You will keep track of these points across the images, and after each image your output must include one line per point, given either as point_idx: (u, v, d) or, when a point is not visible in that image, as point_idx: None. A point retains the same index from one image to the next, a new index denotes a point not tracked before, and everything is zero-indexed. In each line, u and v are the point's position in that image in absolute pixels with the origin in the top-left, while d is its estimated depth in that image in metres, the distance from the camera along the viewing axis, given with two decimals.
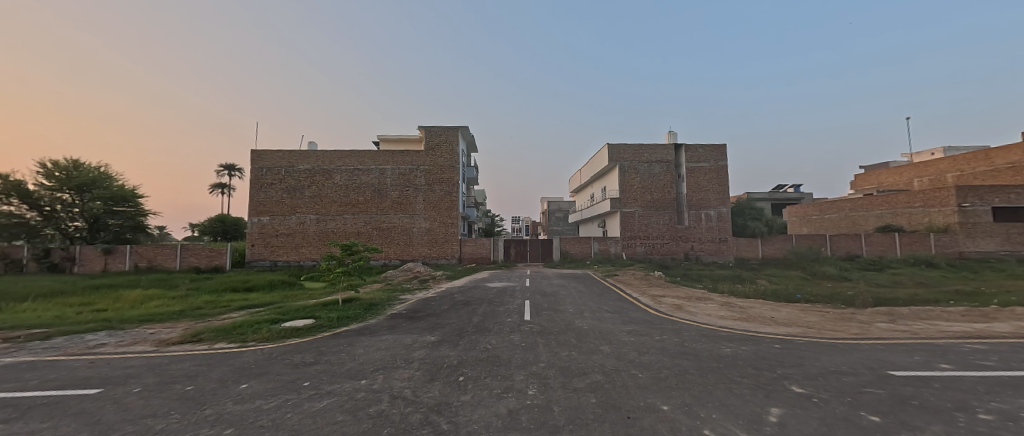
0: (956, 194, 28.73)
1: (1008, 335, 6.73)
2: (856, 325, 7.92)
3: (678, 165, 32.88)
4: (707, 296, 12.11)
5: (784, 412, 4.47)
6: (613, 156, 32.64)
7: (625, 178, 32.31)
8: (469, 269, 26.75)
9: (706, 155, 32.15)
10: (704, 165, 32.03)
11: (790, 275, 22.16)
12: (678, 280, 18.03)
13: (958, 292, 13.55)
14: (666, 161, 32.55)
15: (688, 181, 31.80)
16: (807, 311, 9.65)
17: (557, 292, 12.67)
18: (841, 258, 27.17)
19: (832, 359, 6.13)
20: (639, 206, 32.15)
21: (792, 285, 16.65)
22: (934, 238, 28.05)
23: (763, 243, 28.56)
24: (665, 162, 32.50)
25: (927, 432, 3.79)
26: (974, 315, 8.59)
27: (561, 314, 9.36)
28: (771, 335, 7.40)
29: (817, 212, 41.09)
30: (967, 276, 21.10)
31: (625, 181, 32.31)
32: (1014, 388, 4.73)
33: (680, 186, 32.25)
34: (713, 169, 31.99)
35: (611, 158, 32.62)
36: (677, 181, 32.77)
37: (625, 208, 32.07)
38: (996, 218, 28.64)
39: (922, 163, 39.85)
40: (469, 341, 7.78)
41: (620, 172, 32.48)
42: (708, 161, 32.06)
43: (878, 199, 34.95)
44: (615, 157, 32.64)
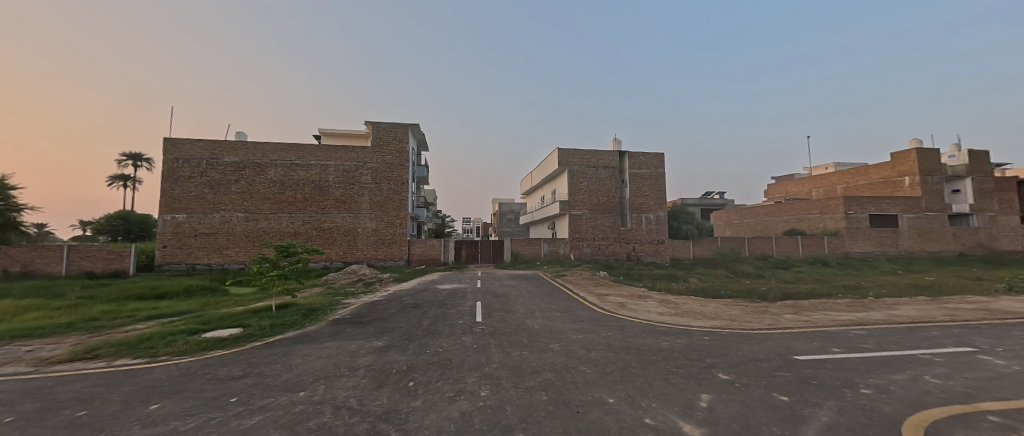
0: (843, 204, 34.13)
1: (880, 322, 8.14)
2: (769, 317, 9.06)
3: (621, 171, 34.99)
4: (646, 294, 13.02)
5: (713, 398, 4.98)
6: (563, 160, 33.82)
7: (574, 181, 33.66)
8: (418, 270, 25.95)
9: (647, 163, 34.58)
10: (645, 172, 34.38)
11: (715, 273, 24.66)
12: (621, 280, 19.19)
13: (843, 287, 16.11)
14: (611, 166, 34.42)
15: (631, 186, 33.91)
16: (730, 305, 10.82)
17: (509, 293, 12.77)
18: (756, 257, 30.80)
19: (751, 347, 6.94)
20: (587, 209, 33.52)
21: (716, 283, 18.57)
22: (826, 240, 33.05)
23: (695, 244, 31.45)
24: (610, 168, 34.32)
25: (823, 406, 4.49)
26: (856, 305, 10.26)
27: (513, 314, 9.44)
28: (702, 328, 8.18)
29: (737, 216, 46.21)
30: (850, 273, 25.09)
31: (574, 185, 33.65)
32: (884, 366, 5.74)
33: (623, 191, 34.33)
34: (653, 176, 34.45)
35: (562, 162, 33.74)
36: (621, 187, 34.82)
37: (574, 210, 33.29)
38: (870, 225, 34.59)
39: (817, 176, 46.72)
40: (420, 345, 7.54)
41: (569, 176, 33.73)
42: (649, 168, 34.50)
43: (785, 206, 40.23)
44: (565, 161, 33.83)
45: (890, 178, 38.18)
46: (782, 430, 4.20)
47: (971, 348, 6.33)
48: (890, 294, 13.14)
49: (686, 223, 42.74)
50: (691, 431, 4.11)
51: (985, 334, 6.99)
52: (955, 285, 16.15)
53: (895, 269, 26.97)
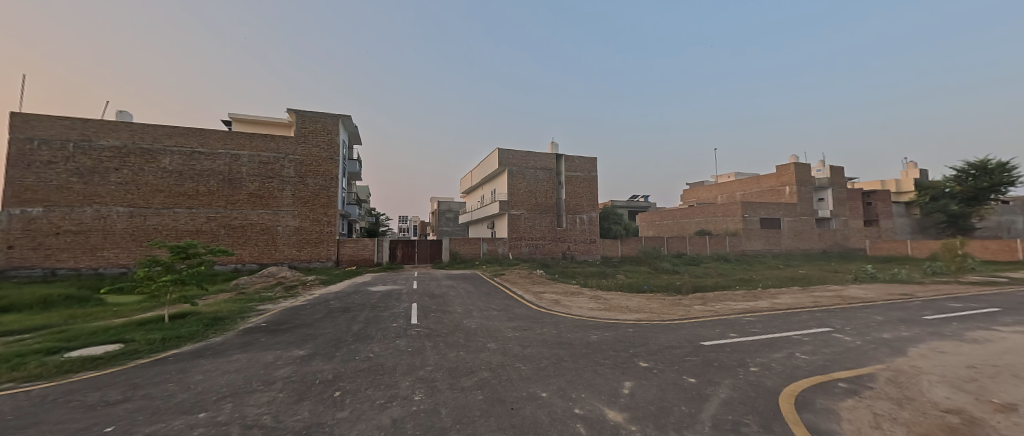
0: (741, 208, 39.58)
1: (766, 309, 9.61)
2: (682, 308, 10.16)
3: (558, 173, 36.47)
4: (578, 291, 13.73)
5: (635, 384, 5.44)
6: (503, 160, 34.21)
7: (514, 182, 34.24)
8: (348, 272, 24.30)
9: (581, 166, 36.46)
10: (579, 175, 36.26)
11: (639, 270, 26.93)
12: (555, 277, 19.98)
13: (738, 280, 18.73)
14: (548, 168, 35.63)
15: (567, 188, 35.49)
16: (651, 299, 11.91)
17: (446, 293, 12.53)
18: (673, 255, 34.31)
19: (667, 336, 7.72)
20: (525, 209, 34.26)
21: (639, 278, 20.31)
22: (728, 239, 38.07)
23: (622, 243, 33.99)
24: (548, 169, 35.50)
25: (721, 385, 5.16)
26: (748, 296, 11.98)
27: (450, 315, 9.28)
28: (626, 321, 8.87)
29: (658, 218, 51.03)
30: (744, 268, 29.23)
31: (514, 185, 34.24)
32: (768, 346, 6.79)
33: (559, 193, 35.80)
34: (586, 179, 36.45)
35: (501, 162, 34.08)
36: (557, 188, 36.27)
37: (513, 210, 33.82)
38: (761, 227, 40.70)
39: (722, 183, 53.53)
40: (348, 351, 7.04)
41: (509, 176, 34.22)
42: (583, 172, 36.42)
43: (696, 210, 45.36)
44: (504, 161, 34.25)
45: (776, 187, 45.27)
46: (690, 408, 4.73)
47: (828, 328, 7.79)
48: (773, 285, 15.61)
49: (615, 224, 46.00)
50: (615, 417, 4.42)
51: (837, 316, 8.67)
52: (817, 277, 19.70)
53: (778, 264, 32.08)
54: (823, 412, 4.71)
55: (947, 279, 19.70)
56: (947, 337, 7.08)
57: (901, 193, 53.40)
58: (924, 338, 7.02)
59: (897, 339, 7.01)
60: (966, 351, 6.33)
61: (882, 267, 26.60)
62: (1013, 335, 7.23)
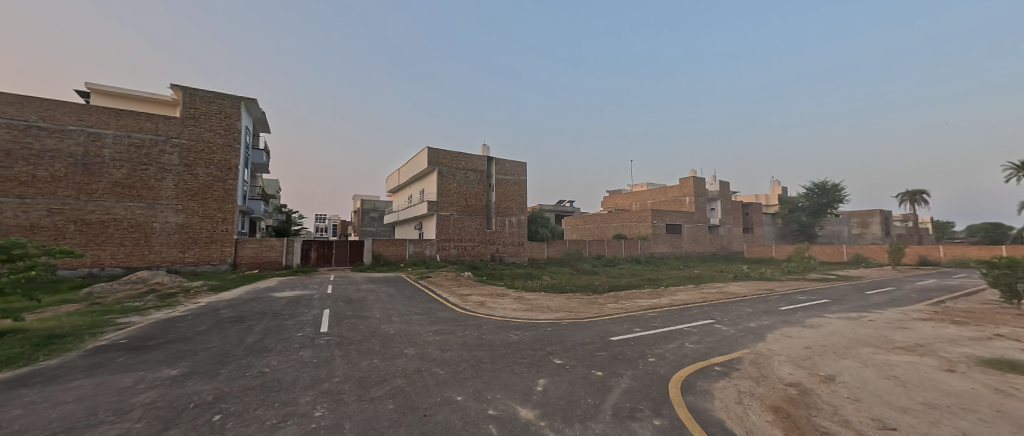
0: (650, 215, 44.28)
1: (666, 305, 10.81)
2: (597, 307, 10.93)
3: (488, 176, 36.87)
4: (502, 292, 13.94)
5: (548, 381, 5.65)
6: (432, 160, 33.33)
7: (443, 182, 33.57)
8: (248, 276, 21.52)
9: (511, 170, 37.16)
10: (509, 178, 36.90)
11: (563, 271, 28.44)
12: (482, 279, 20.12)
13: (645, 279, 20.83)
14: (479, 170, 35.59)
15: (497, 191, 35.93)
16: (570, 298, 12.61)
17: (365, 298, 11.75)
18: (593, 257, 36.79)
19: (581, 333, 8.22)
20: (454, 210, 33.68)
21: (561, 279, 21.38)
22: (640, 243, 42.11)
23: (547, 245, 35.93)
24: (478, 171, 35.45)
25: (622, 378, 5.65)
26: (652, 293, 13.38)
27: (366, 321, 8.71)
28: (546, 320, 9.26)
29: (582, 222, 54.65)
30: (650, 269, 32.62)
31: (443, 186, 33.56)
32: (665, 338, 7.64)
33: (490, 195, 36.07)
34: (516, 182, 37.21)
35: (431, 162, 33.18)
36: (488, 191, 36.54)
37: (442, 211, 33.08)
38: (666, 232, 45.99)
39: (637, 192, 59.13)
40: (239, 367, 6.16)
41: (438, 176, 33.49)
42: (512, 175, 37.14)
43: (614, 215, 49.42)
44: (434, 161, 33.41)
45: (679, 197, 51.47)
46: (595, 399, 5.06)
47: (711, 320, 9.05)
48: (673, 284, 17.66)
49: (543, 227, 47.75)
50: (526, 414, 4.53)
51: (719, 309, 10.13)
52: (706, 276, 22.80)
53: (678, 265, 36.47)
54: (701, 393, 5.42)
55: (796, 276, 24.32)
56: (794, 324, 8.72)
57: (771, 206, 64.64)
58: (779, 325, 8.54)
59: (760, 327, 8.42)
60: (805, 334, 7.86)
61: (753, 268, 31.87)
62: (835, 320, 9.20)
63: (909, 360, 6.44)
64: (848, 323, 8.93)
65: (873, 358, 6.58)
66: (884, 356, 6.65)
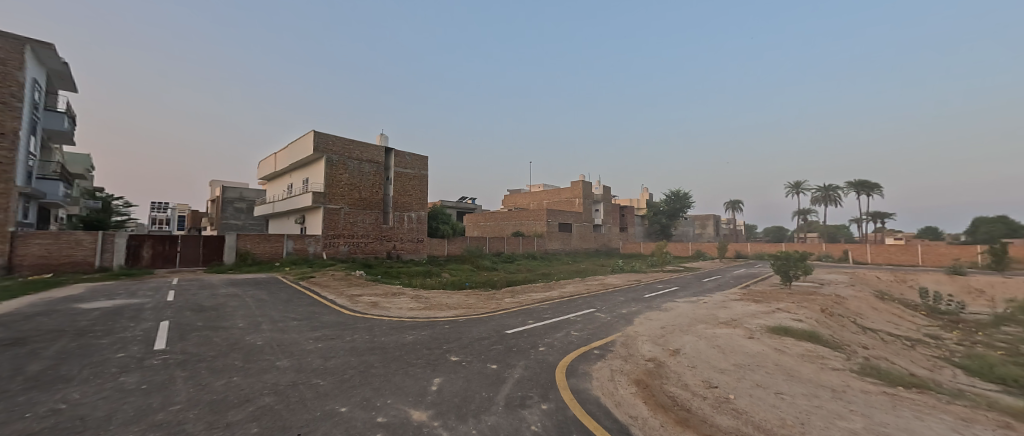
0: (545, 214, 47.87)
1: (555, 298, 11.85)
2: (494, 302, 11.31)
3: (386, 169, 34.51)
4: (398, 291, 13.31)
5: (443, 379, 5.60)
6: (320, 146, 29.36)
7: (333, 172, 30.01)
8: (35, 281, 15.77)
9: (412, 163, 35.50)
10: (409, 172, 35.18)
11: (462, 268, 28.67)
12: (376, 278, 18.81)
13: (539, 274, 22.48)
14: (376, 161, 32.86)
15: (396, 184, 33.91)
16: (468, 295, 12.77)
17: (224, 304, 9.78)
18: (493, 254, 37.97)
19: (478, 328, 8.41)
20: (345, 204, 30.49)
21: (460, 276, 21.45)
22: (536, 240, 45.21)
23: (448, 243, 35.58)
24: (375, 162, 32.68)
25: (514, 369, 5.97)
26: (543, 287, 14.52)
27: (226, 332, 7.25)
28: (443, 318, 9.20)
29: (483, 219, 56.04)
30: (543, 264, 35.38)
31: (333, 176, 30.01)
32: (554, 328, 8.36)
33: (388, 189, 33.82)
34: (417, 176, 35.70)
35: (317, 148, 29.18)
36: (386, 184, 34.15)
37: (331, 204, 29.59)
38: (558, 230, 50.39)
39: (535, 193, 63.22)
40: (13, 407, 4.45)
41: (326, 165, 29.73)
42: (413, 169, 35.51)
43: (513, 214, 51.91)
44: (321, 147, 29.50)
45: (570, 198, 56.91)
46: (489, 392, 5.23)
47: (592, 309, 10.27)
48: (562, 278, 19.47)
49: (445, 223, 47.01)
50: (419, 417, 4.40)
51: (598, 299, 11.55)
52: (589, 270, 25.79)
53: (568, 260, 40.37)
54: (582, 375, 6.09)
55: (656, 268, 29.44)
56: (653, 308, 10.51)
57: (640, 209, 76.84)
58: (643, 311, 10.19)
59: (629, 313, 9.91)
60: (661, 317, 9.57)
61: (625, 262, 37.41)
62: (681, 304, 11.44)
63: (727, 331, 8.40)
64: (689, 305, 11.20)
65: (704, 332, 8.41)
66: (712, 330, 8.54)
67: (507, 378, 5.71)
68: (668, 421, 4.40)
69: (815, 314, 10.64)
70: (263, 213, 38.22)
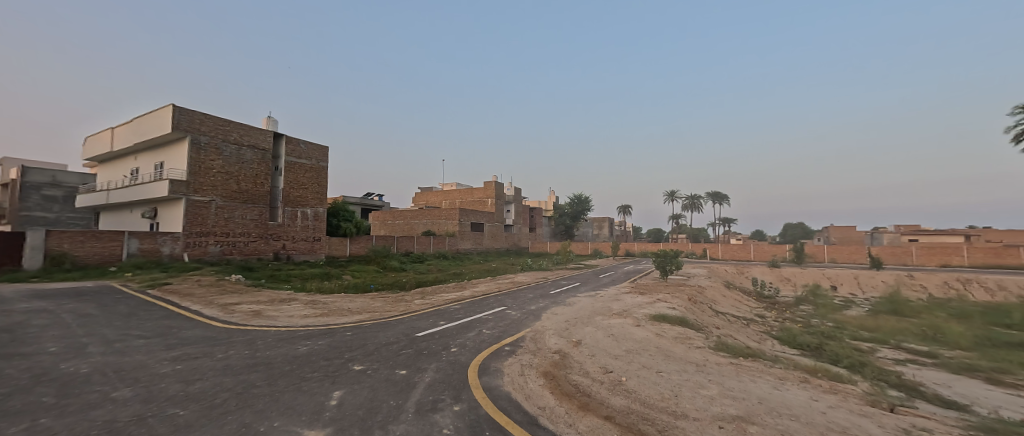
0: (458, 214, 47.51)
1: (468, 297, 11.90)
2: (403, 304, 10.80)
3: (275, 158, 29.68)
4: (289, 297, 11.65)
5: (345, 392, 5.09)
6: (182, 123, 23.51)
7: (201, 156, 24.36)
8: None
9: (309, 153, 31.29)
10: (306, 163, 30.94)
11: (367, 269, 26.51)
12: (260, 283, 16.10)
13: (450, 274, 22.23)
14: (262, 147, 27.88)
15: (288, 176, 29.45)
16: (375, 298, 11.92)
17: (20, 323, 7.18)
18: (402, 254, 36.02)
19: (385, 333, 7.91)
20: (218, 195, 25.12)
21: (365, 278, 19.78)
22: (448, 240, 44.50)
23: (350, 242, 32.47)
24: (260, 149, 27.74)
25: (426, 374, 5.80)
26: (455, 287, 14.46)
27: (22, 361, 5.31)
28: (344, 325, 8.39)
29: (391, 218, 53.07)
30: (455, 264, 35.07)
31: (201, 161, 24.36)
32: (466, 328, 8.38)
33: (277, 181, 29.18)
34: (314, 168, 31.63)
35: (177, 126, 23.35)
36: (274, 175, 29.35)
37: (198, 195, 24.06)
38: (471, 230, 50.56)
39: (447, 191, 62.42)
40: None
41: (191, 147, 23.94)
42: (310, 159, 31.33)
43: (424, 212, 50.23)
44: (183, 125, 23.60)
45: (482, 198, 57.69)
46: (397, 400, 4.95)
47: (504, 307, 10.63)
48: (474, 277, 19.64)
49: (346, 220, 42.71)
50: None
51: (509, 297, 12.02)
52: (500, 269, 26.57)
53: (479, 259, 40.88)
54: (494, 372, 6.23)
55: (560, 266, 31.89)
56: (559, 304, 11.39)
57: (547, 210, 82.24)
58: (550, 306, 10.95)
59: (538, 309, 10.56)
60: (566, 311, 10.43)
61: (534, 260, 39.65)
62: (582, 298, 12.65)
63: (619, 321, 9.61)
64: (589, 299, 12.45)
65: (601, 322, 9.47)
66: (607, 320, 9.66)
67: (417, 383, 5.50)
68: (572, 408, 4.83)
69: (684, 302, 12.93)
70: (87, 203, 29.21)
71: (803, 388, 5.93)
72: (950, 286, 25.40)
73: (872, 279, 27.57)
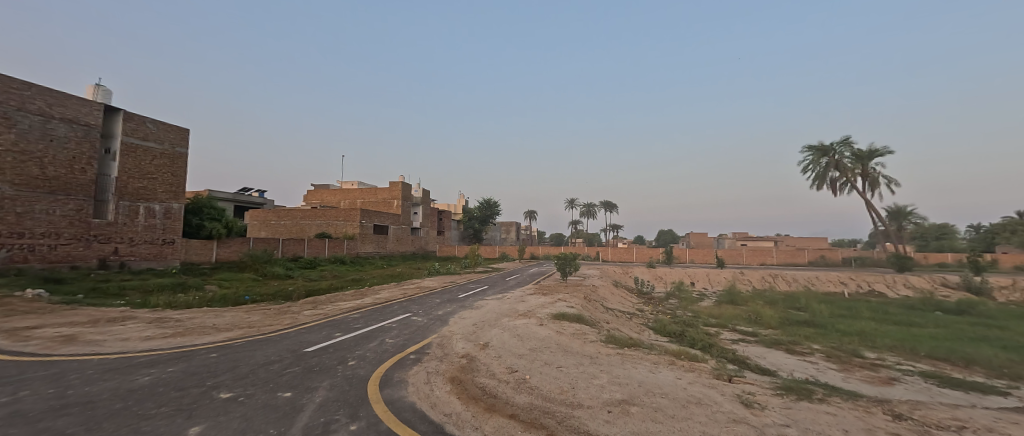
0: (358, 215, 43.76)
1: (369, 305, 11.05)
2: (289, 316, 9.46)
3: (106, 138, 22.89)
4: (122, 315, 9.06)
5: (207, 426, 4.20)
6: None
7: None
8: None
9: (160, 134, 24.91)
10: (154, 147, 24.53)
11: (242, 278, 22.34)
12: (78, 299, 12.18)
13: (348, 281, 20.25)
14: (87, 123, 21.14)
15: (126, 162, 22.94)
16: (252, 311, 10.16)
17: None
18: (288, 259, 31.41)
19: (264, 352, 6.82)
20: (8, 183, 18.05)
21: (237, 289, 16.52)
22: (347, 243, 40.40)
23: (218, 244, 27.28)
24: (82, 124, 20.91)
25: (317, 394, 5.19)
26: (355, 294, 13.28)
27: None
28: (207, 346, 6.95)
29: (274, 217, 46.05)
30: (354, 269, 32.15)
31: None
32: (366, 338, 7.78)
33: (108, 167, 22.58)
34: (167, 155, 25.26)
35: None
36: (104, 159, 22.67)
37: None
38: (374, 232, 46.97)
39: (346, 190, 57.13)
40: None
41: None
42: (161, 143, 24.94)
43: (318, 212, 44.93)
44: None
45: (388, 199, 54.38)
46: (280, 427, 4.31)
47: (409, 313, 10.19)
48: (377, 283, 18.27)
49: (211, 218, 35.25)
50: None
51: (415, 303, 11.58)
52: (405, 274, 25.27)
53: (382, 264, 38.20)
54: (397, 383, 5.92)
55: (469, 270, 31.98)
56: (467, 308, 11.43)
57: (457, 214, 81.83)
58: (458, 310, 10.92)
59: (445, 314, 10.42)
60: (474, 314, 10.54)
61: (442, 264, 38.88)
62: (490, 301, 12.95)
63: (524, 321, 10.14)
64: (496, 302, 12.79)
65: (507, 324, 9.84)
66: (513, 321, 10.10)
67: (306, 405, 4.88)
68: (479, 410, 4.92)
69: (580, 301, 14.33)
70: None
71: (670, 369, 7.17)
72: (764, 280, 33.65)
73: (718, 276, 34.79)
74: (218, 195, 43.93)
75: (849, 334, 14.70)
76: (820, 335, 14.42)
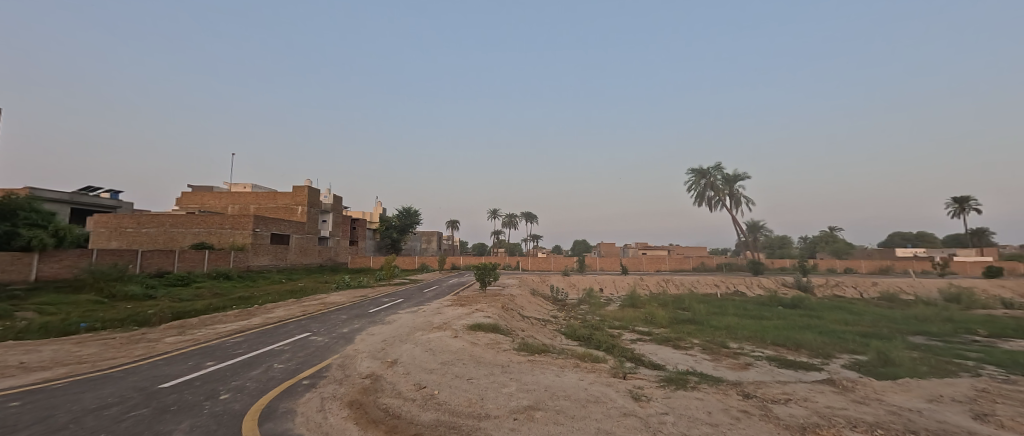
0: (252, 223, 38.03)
1: (255, 327, 9.60)
2: (143, 346, 7.72)
3: None
4: None
5: None
6: None
7: None
8: None
9: None
10: None
11: (77, 300, 17.63)
12: None
13: (234, 299, 17.33)
14: None
15: None
16: (85, 343, 8.03)
17: None
18: (149, 275, 25.82)
19: (97, 394, 5.43)
20: None
21: (66, 315, 12.81)
22: (234, 255, 34.82)
23: (39, 259, 21.43)
24: None
25: None
26: (237, 315, 11.41)
27: None
28: (5, 392, 5.27)
29: (133, 224, 37.82)
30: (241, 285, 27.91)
31: None
32: (247, 366, 6.73)
33: None
34: None
35: None
36: None
37: None
38: (271, 242, 41.31)
39: (236, 193, 49.76)
40: None
41: None
42: None
43: (198, 218, 38.08)
44: None
45: (290, 205, 48.40)
46: None
47: (306, 333, 9.13)
48: (271, 301, 16.01)
49: None
50: None
51: (316, 321, 10.44)
52: (307, 288, 22.64)
53: (280, 279, 33.76)
54: (283, 415, 5.21)
55: (383, 283, 29.97)
56: (376, 323, 10.68)
57: None
58: (366, 327, 10.14)
59: (350, 331, 9.58)
60: (383, 330, 9.89)
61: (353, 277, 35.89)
62: (403, 315, 12.30)
63: (438, 334, 9.85)
64: (410, 316, 12.20)
65: (420, 338, 9.44)
66: (426, 335, 9.73)
67: None
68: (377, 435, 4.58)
69: (497, 310, 14.48)
70: None
71: (575, 372, 7.65)
72: (658, 285, 38.21)
73: (622, 282, 38.51)
74: (43, 194, 34.33)
75: (719, 328, 17.49)
76: (699, 331, 16.85)
